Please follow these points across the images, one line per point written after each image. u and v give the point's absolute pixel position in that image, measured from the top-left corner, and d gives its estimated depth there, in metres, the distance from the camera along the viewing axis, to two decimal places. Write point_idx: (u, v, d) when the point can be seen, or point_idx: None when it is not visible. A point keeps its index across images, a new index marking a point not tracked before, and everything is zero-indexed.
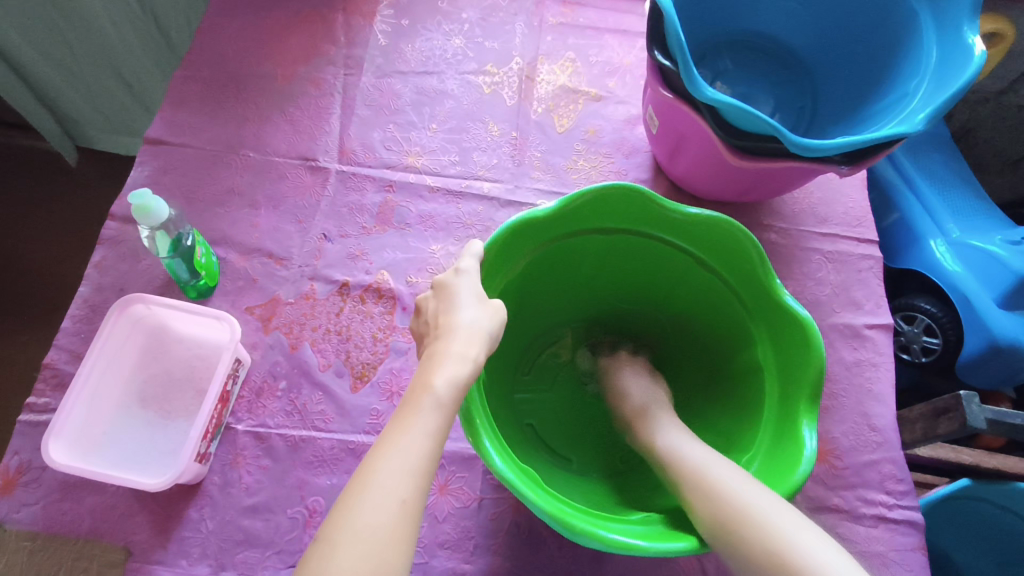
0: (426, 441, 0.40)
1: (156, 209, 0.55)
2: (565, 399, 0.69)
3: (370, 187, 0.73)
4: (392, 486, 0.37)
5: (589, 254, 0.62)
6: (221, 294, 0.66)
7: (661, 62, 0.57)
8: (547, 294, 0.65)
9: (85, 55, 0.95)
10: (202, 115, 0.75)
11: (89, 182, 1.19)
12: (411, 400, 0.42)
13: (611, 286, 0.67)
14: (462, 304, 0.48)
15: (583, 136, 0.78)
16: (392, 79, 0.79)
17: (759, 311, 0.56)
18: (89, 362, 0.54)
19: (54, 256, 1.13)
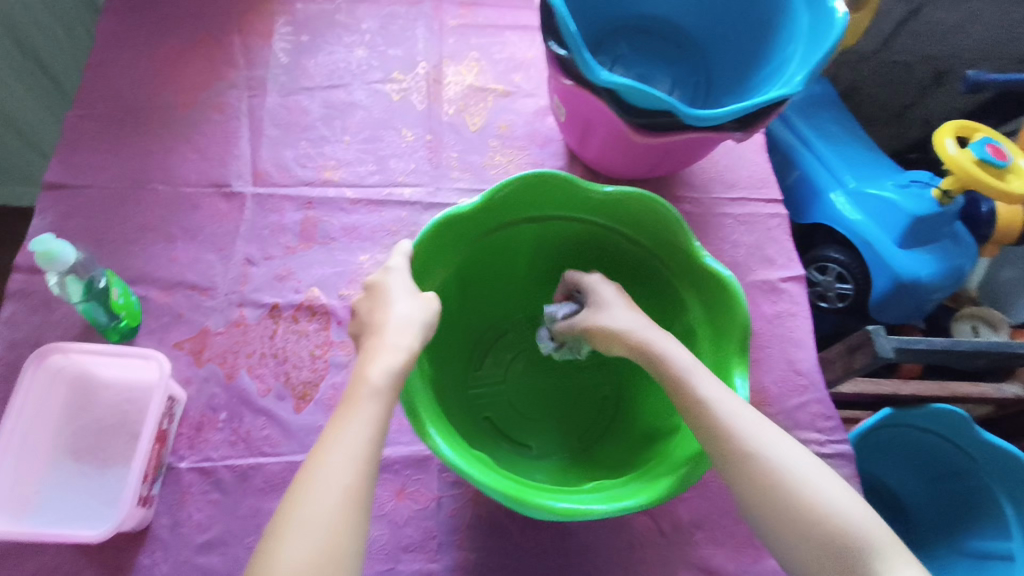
0: (370, 431, 0.41)
1: (62, 250, 0.53)
2: (520, 385, 0.70)
3: (289, 206, 0.72)
4: (337, 479, 0.39)
5: (520, 243, 0.64)
6: (145, 333, 0.64)
7: (557, 52, 0.59)
8: (483, 289, 0.67)
9: None
10: (102, 153, 0.72)
11: None
12: (352, 395, 0.43)
13: (546, 270, 0.69)
14: (393, 298, 0.48)
15: (495, 132, 0.80)
16: (298, 96, 0.79)
17: (685, 274, 0.59)
18: (10, 420, 0.51)
19: None
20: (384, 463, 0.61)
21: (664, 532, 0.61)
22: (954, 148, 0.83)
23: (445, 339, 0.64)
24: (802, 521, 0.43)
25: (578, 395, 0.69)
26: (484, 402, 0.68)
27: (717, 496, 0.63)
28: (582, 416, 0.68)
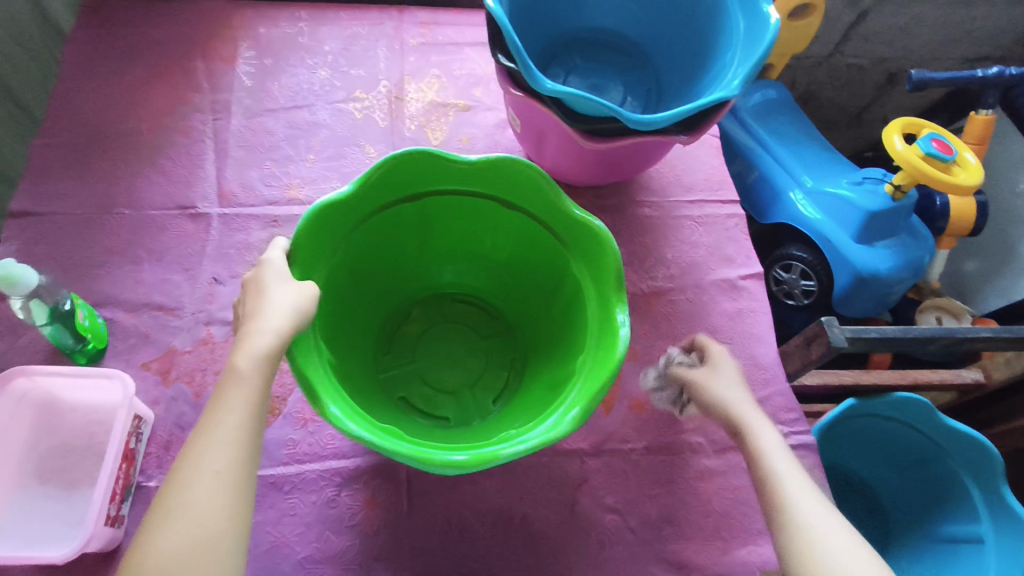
0: (246, 413, 0.43)
1: (18, 277, 0.54)
2: (429, 359, 0.71)
3: (255, 225, 0.73)
4: (217, 464, 0.41)
5: (406, 225, 0.64)
6: (112, 355, 0.64)
7: (505, 65, 0.62)
8: (374, 273, 0.67)
9: None
10: (67, 180, 0.73)
11: None
12: (224, 383, 0.44)
13: (436, 246, 0.69)
14: (268, 286, 0.48)
15: (457, 145, 0.82)
16: (263, 117, 0.80)
17: (563, 231, 0.60)
18: None
19: None
20: (353, 473, 0.61)
21: (633, 529, 0.62)
22: (901, 145, 0.86)
23: (348, 323, 0.64)
24: (817, 564, 0.43)
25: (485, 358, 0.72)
26: (397, 382, 0.69)
27: (684, 491, 0.65)
28: (490, 379, 0.70)
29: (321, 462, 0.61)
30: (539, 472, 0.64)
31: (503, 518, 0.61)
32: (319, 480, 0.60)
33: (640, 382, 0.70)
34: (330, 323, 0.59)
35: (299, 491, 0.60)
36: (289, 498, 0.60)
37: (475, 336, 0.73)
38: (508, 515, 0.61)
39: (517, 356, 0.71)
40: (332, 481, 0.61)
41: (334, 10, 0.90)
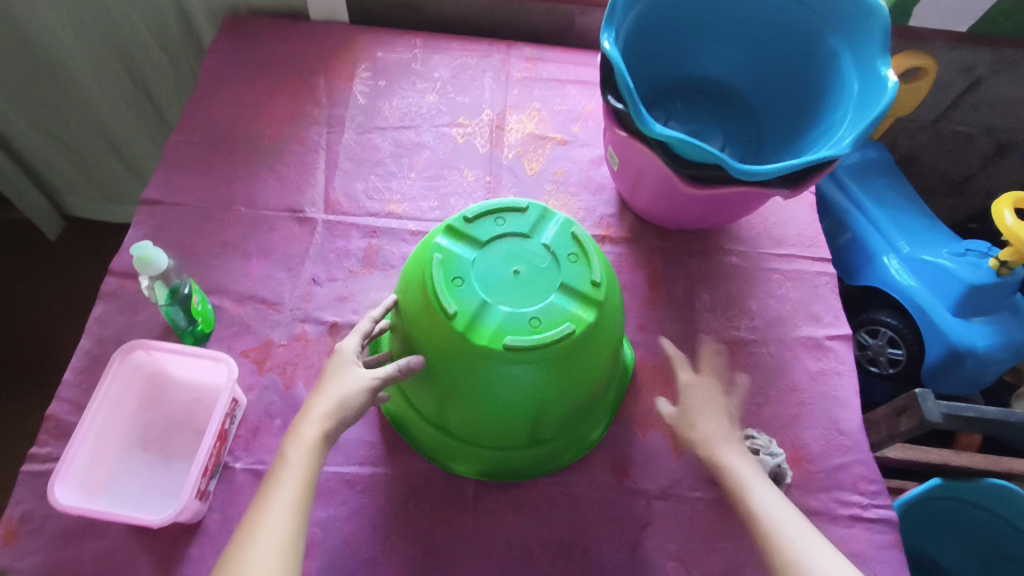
0: (308, 472, 0.50)
1: (152, 264, 0.58)
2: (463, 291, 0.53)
3: (355, 234, 0.77)
4: (283, 524, 0.47)
5: (492, 432, 0.59)
6: (216, 340, 0.69)
7: (615, 106, 0.65)
8: (410, 387, 0.61)
9: (78, 124, 1.16)
10: (194, 175, 0.79)
11: (77, 254, 1.39)
12: (285, 454, 0.51)
13: (464, 438, 0.61)
14: (339, 375, 0.55)
15: (552, 177, 0.84)
16: (372, 134, 0.85)
17: (588, 429, 0.64)
18: (93, 407, 0.57)
19: (51, 330, 1.30)
20: (423, 483, 0.63)
21: None
22: (1012, 220, 0.82)
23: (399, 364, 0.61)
24: None
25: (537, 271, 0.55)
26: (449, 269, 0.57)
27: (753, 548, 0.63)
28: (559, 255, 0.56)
29: (396, 467, 0.64)
30: (603, 508, 0.64)
31: (564, 550, 0.61)
32: (391, 485, 0.63)
33: None
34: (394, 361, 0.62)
35: (371, 492, 0.62)
36: (361, 497, 0.62)
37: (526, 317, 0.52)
38: (569, 547, 0.62)
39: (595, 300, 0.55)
40: (403, 487, 0.63)
41: (447, 39, 0.95)
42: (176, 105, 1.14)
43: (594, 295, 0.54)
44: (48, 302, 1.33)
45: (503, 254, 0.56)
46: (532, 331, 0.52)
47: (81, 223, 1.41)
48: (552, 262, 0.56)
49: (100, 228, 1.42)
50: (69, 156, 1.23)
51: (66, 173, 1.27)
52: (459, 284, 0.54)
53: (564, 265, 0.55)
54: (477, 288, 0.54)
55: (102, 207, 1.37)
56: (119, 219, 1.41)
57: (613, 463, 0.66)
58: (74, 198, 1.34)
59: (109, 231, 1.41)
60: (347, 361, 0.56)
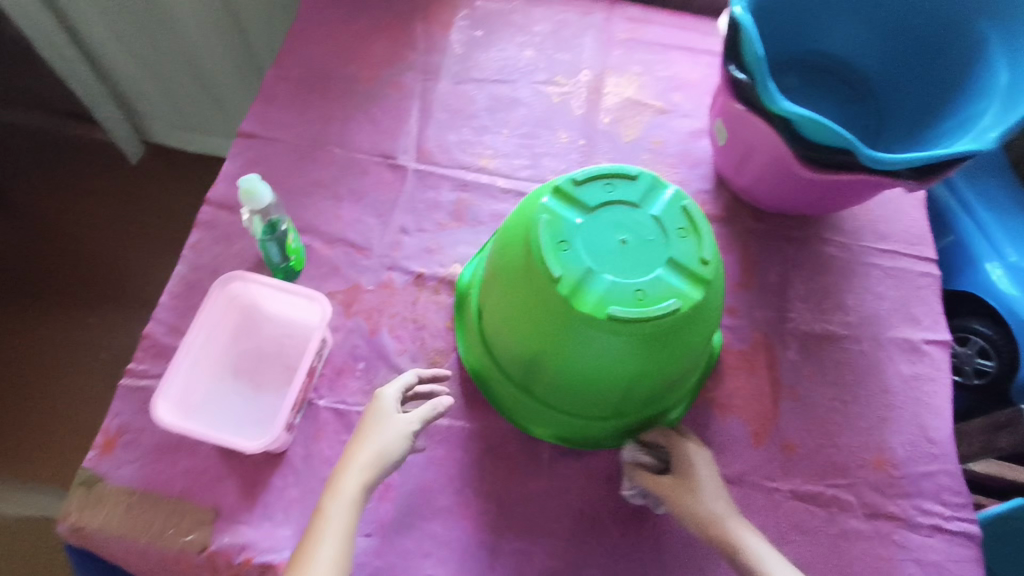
0: (353, 511, 0.52)
1: (259, 200, 0.58)
2: (568, 255, 0.52)
3: (445, 186, 0.76)
4: (331, 561, 0.49)
5: (578, 399, 0.59)
6: (305, 279, 0.70)
7: (736, 75, 0.62)
8: (500, 344, 0.61)
9: (166, 52, 1.19)
10: (289, 112, 0.79)
11: (155, 176, 1.44)
12: (330, 496, 0.53)
13: (548, 401, 0.60)
14: (381, 422, 0.56)
15: (648, 146, 0.82)
16: (468, 85, 0.84)
17: (671, 407, 0.63)
18: (194, 331, 0.58)
19: (138, 251, 1.36)
20: (499, 441, 0.64)
21: None
22: None
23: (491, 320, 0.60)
24: None
25: (645, 242, 0.53)
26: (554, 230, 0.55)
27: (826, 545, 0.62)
28: (669, 228, 0.54)
29: (473, 422, 0.64)
30: None
31: (635, 523, 0.61)
32: (469, 439, 0.63)
33: (796, 424, 0.67)
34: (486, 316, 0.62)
35: (448, 443, 0.63)
36: (438, 448, 0.63)
37: (630, 289, 0.51)
38: (640, 522, 0.61)
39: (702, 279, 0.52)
40: (480, 443, 0.63)
41: None
42: (267, 42, 1.19)
43: (702, 273, 0.52)
44: (134, 223, 1.39)
45: (610, 221, 0.54)
46: (637, 304, 0.50)
47: (160, 148, 1.46)
48: (661, 234, 0.54)
49: (178, 154, 1.46)
50: (155, 80, 1.27)
51: (149, 94, 1.31)
52: (566, 248, 0.52)
53: (673, 240, 0.53)
54: (583, 253, 0.52)
55: (183, 134, 1.42)
56: (196, 148, 1.46)
57: None
58: (156, 122, 1.40)
59: (184, 156, 1.46)
60: (384, 408, 0.57)
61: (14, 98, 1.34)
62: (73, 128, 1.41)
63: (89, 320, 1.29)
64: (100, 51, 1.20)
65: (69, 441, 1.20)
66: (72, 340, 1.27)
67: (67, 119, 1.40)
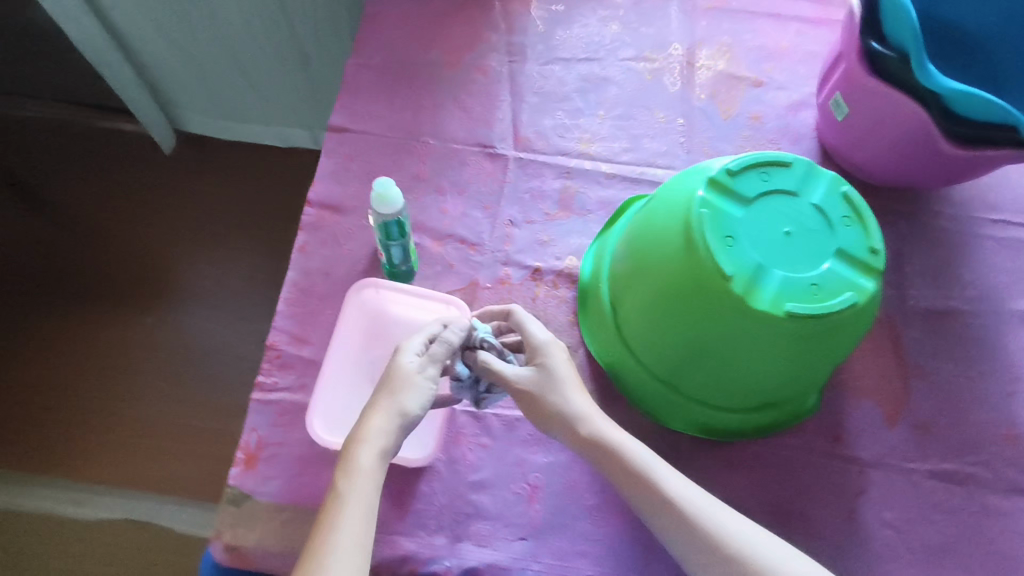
0: (373, 479, 0.48)
1: (391, 208, 0.56)
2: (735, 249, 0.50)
3: (548, 174, 0.74)
4: (354, 533, 0.46)
5: (728, 391, 0.58)
6: (421, 279, 0.68)
7: (876, 52, 0.59)
8: (643, 337, 0.59)
9: (206, 40, 1.15)
10: (378, 102, 0.75)
11: (197, 168, 1.40)
12: (346, 466, 0.49)
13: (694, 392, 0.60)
14: (391, 379, 0.52)
15: (747, 122, 0.79)
16: (555, 66, 0.79)
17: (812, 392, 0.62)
18: (333, 348, 0.60)
19: (207, 245, 1.34)
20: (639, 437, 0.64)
21: (911, 550, 0.61)
22: None
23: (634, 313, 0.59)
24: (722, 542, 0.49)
25: (810, 232, 0.52)
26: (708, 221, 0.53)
27: (968, 523, 0.62)
28: (832, 216, 0.52)
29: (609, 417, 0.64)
30: (818, 473, 0.63)
31: (782, 512, 0.62)
32: None
33: (930, 404, 0.67)
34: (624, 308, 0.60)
35: None
36: None
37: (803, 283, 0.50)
38: (787, 511, 0.62)
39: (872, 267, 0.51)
40: None
41: None
42: (313, 31, 1.12)
43: (873, 263, 0.51)
44: (196, 218, 1.36)
45: (772, 212, 0.52)
46: (813, 298, 0.49)
47: (195, 140, 1.42)
48: (825, 223, 0.52)
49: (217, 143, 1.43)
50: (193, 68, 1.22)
51: (187, 85, 1.28)
52: (732, 242, 0.50)
53: (838, 229, 0.52)
54: (751, 248, 0.50)
55: (219, 122, 1.38)
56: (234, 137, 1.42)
57: (825, 429, 0.65)
58: (191, 113, 1.36)
59: (220, 148, 1.42)
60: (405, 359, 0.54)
61: (50, 91, 1.36)
62: (104, 121, 1.39)
63: (147, 318, 1.28)
64: (133, 40, 1.17)
65: (160, 440, 1.20)
66: (135, 338, 1.27)
67: (98, 113, 1.40)
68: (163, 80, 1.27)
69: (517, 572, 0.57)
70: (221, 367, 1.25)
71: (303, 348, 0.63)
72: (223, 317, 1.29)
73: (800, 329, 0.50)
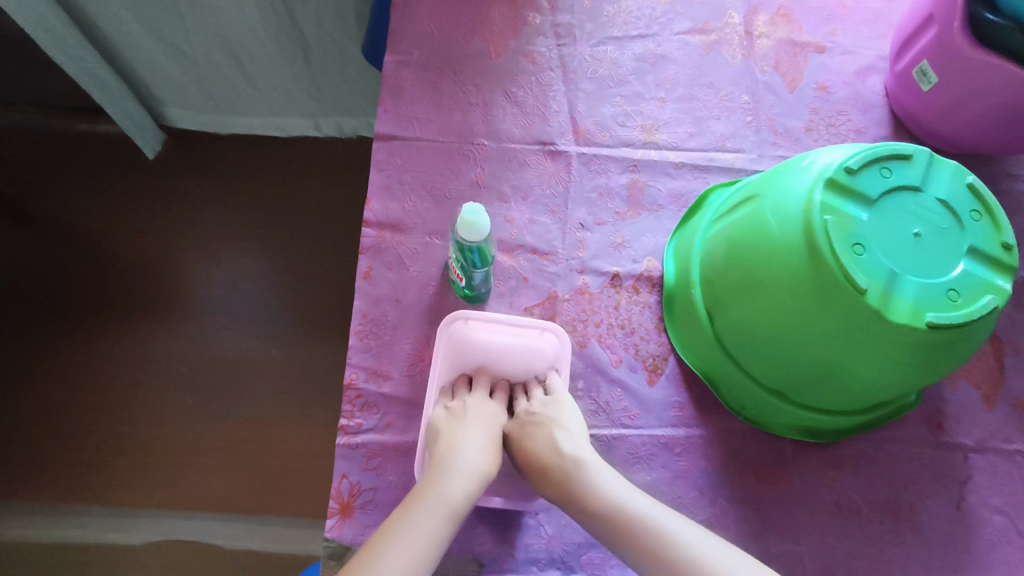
0: (447, 517, 0.49)
1: (477, 235, 0.51)
2: (860, 260, 0.47)
3: (614, 169, 0.69)
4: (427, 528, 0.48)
5: (843, 397, 0.55)
6: (495, 297, 0.64)
7: (988, 22, 0.57)
8: (747, 347, 0.56)
9: (196, 31, 0.98)
10: (424, 104, 0.69)
11: (184, 168, 1.25)
12: (426, 494, 0.50)
13: (805, 397, 0.57)
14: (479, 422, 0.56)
15: (815, 93, 0.74)
16: (607, 46, 0.74)
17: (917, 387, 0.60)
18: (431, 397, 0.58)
19: (210, 250, 1.21)
20: (740, 444, 0.61)
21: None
22: None
23: (737, 322, 0.56)
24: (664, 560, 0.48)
25: (939, 230, 0.49)
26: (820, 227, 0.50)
27: None
28: (957, 211, 0.49)
29: (707, 426, 0.61)
30: (925, 466, 0.62)
31: (891, 507, 0.60)
32: (709, 446, 0.61)
33: None
34: (725, 316, 0.57)
35: (690, 454, 0.60)
36: (681, 460, 0.60)
37: (937, 289, 0.47)
38: (896, 505, 0.60)
39: (1005, 265, 0.48)
40: (720, 448, 0.61)
41: None
42: (318, 23, 0.97)
43: (1008, 261, 0.48)
44: (194, 221, 1.22)
45: (895, 213, 0.49)
46: (953, 306, 0.46)
47: (184, 135, 1.26)
48: (953, 221, 0.49)
49: (207, 139, 1.26)
50: (180, 64, 1.05)
51: (181, 86, 1.11)
52: (862, 251, 0.47)
53: (968, 225, 0.49)
54: (882, 255, 0.47)
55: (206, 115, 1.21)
56: (226, 130, 1.24)
57: (928, 418, 0.63)
58: (179, 109, 1.19)
59: (213, 140, 1.26)
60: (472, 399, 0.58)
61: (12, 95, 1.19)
62: (82, 123, 1.25)
63: (162, 331, 1.16)
64: (123, 47, 1.01)
65: (185, 460, 1.09)
66: (150, 355, 1.15)
67: (75, 115, 1.25)
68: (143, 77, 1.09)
69: None
70: (250, 378, 1.13)
71: (384, 384, 0.60)
72: (245, 322, 1.17)
73: (940, 338, 0.47)
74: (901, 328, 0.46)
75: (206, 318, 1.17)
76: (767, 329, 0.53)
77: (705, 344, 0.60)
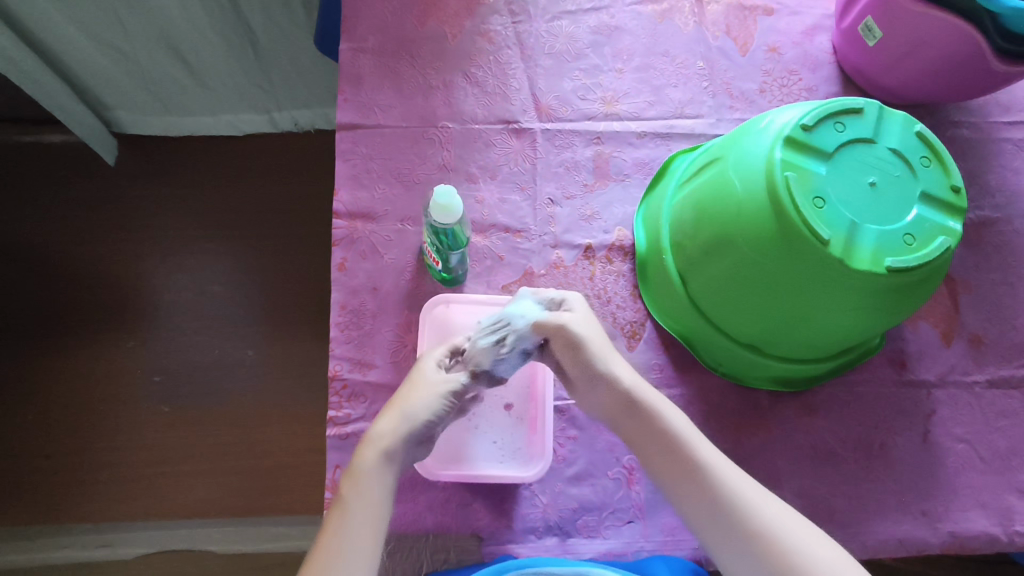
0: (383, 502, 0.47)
1: (451, 218, 0.52)
2: (818, 214, 0.49)
3: (578, 142, 0.70)
4: (365, 519, 0.46)
5: (813, 345, 0.58)
6: (473, 278, 0.64)
7: None
8: (720, 303, 0.58)
9: (137, 32, 0.94)
10: (385, 90, 0.69)
11: (137, 173, 1.21)
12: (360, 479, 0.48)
13: (780, 349, 0.59)
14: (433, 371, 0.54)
15: (766, 55, 0.76)
16: (562, 20, 0.74)
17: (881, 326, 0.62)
18: None
19: (171, 254, 1.18)
20: (719, 400, 0.64)
21: (985, 459, 0.64)
22: None
23: (709, 283, 0.58)
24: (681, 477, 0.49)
25: (895, 177, 0.51)
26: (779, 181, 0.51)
27: None
28: (912, 159, 0.52)
29: (687, 384, 0.64)
30: (892, 404, 0.65)
31: (864, 446, 0.63)
32: (689, 405, 0.63)
33: (978, 315, 0.69)
34: (696, 276, 0.59)
35: None
36: None
37: (897, 234, 0.49)
38: (867, 444, 0.64)
39: (957, 205, 0.51)
40: (701, 405, 0.63)
41: None
42: (265, 16, 0.94)
43: (958, 203, 0.51)
44: (153, 226, 1.19)
45: (852, 165, 0.51)
46: (910, 249, 0.49)
47: (134, 139, 1.22)
48: (906, 168, 0.51)
49: (159, 141, 1.22)
50: (124, 68, 1.02)
51: (126, 89, 1.07)
52: (823, 204, 0.49)
53: (919, 171, 0.52)
54: (841, 208, 0.49)
55: (157, 119, 1.17)
56: (178, 131, 1.21)
57: (891, 358, 0.66)
58: (126, 113, 1.14)
59: (164, 142, 1.22)
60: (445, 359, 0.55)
61: None
62: (22, 134, 1.20)
63: (129, 342, 1.13)
64: (62, 54, 0.97)
65: (168, 468, 1.07)
66: (119, 367, 1.12)
67: (15, 126, 1.19)
68: (87, 83, 1.04)
69: (632, 555, 0.57)
70: (226, 381, 1.12)
71: (369, 372, 0.60)
72: (215, 327, 1.15)
73: (902, 280, 0.49)
74: (863, 275, 0.48)
75: (175, 325, 1.15)
76: (737, 283, 0.55)
77: (679, 308, 0.62)
